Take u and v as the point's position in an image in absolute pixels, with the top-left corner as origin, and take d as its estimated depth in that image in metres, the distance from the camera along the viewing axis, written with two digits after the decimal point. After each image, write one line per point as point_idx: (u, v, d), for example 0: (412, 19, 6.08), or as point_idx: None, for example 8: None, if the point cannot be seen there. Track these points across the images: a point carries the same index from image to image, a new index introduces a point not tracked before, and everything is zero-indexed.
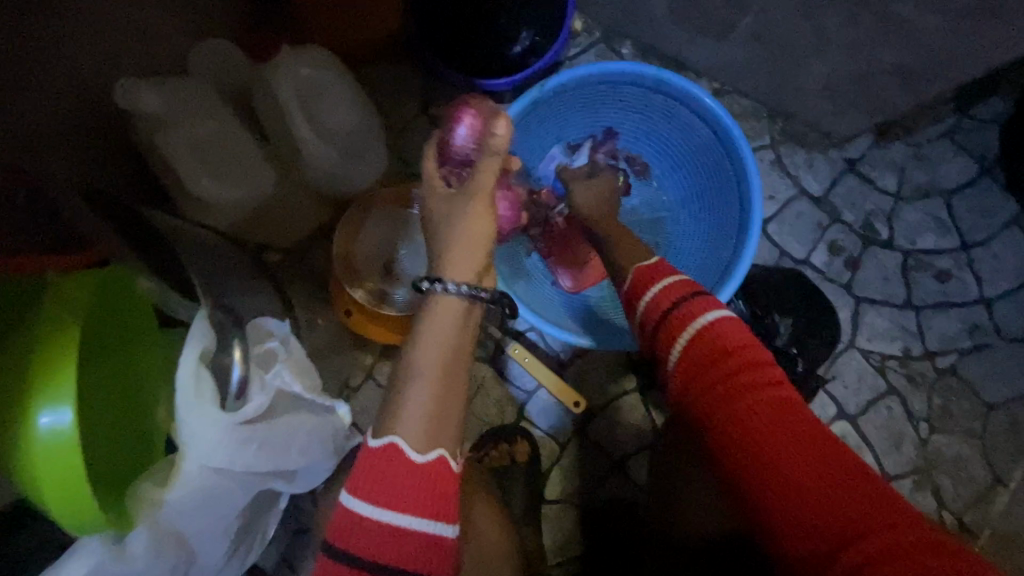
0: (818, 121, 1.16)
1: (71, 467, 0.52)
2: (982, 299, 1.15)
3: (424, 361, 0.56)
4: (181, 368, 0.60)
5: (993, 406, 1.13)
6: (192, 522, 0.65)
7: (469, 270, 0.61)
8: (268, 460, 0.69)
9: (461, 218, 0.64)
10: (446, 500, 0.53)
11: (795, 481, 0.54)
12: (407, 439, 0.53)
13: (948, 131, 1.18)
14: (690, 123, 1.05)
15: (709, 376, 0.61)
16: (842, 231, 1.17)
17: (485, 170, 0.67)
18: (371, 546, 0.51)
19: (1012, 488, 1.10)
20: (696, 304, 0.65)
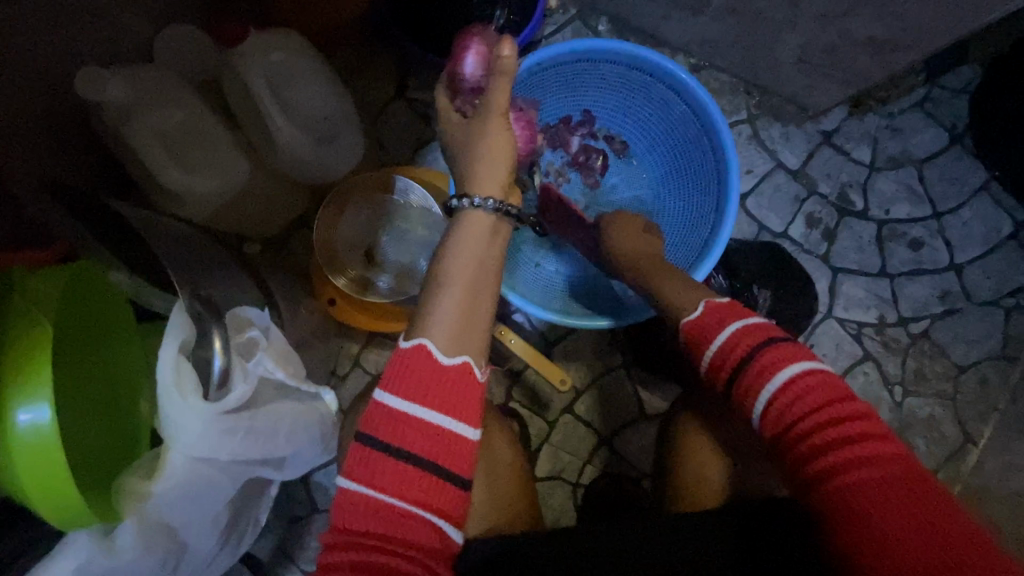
0: (794, 94, 1.17)
1: (53, 460, 0.51)
2: (953, 266, 1.18)
3: (456, 271, 0.61)
4: (160, 359, 0.61)
5: (964, 367, 1.17)
6: (181, 513, 0.66)
7: (494, 185, 0.66)
8: (255, 448, 0.69)
9: (480, 141, 0.67)
10: (469, 404, 0.59)
11: (870, 501, 0.55)
12: (436, 342, 0.59)
13: (920, 101, 1.20)
14: (668, 99, 1.05)
15: (806, 422, 0.61)
16: (818, 203, 1.19)
17: (496, 91, 0.66)
18: (400, 436, 0.57)
19: (982, 445, 1.15)
20: (784, 349, 0.65)
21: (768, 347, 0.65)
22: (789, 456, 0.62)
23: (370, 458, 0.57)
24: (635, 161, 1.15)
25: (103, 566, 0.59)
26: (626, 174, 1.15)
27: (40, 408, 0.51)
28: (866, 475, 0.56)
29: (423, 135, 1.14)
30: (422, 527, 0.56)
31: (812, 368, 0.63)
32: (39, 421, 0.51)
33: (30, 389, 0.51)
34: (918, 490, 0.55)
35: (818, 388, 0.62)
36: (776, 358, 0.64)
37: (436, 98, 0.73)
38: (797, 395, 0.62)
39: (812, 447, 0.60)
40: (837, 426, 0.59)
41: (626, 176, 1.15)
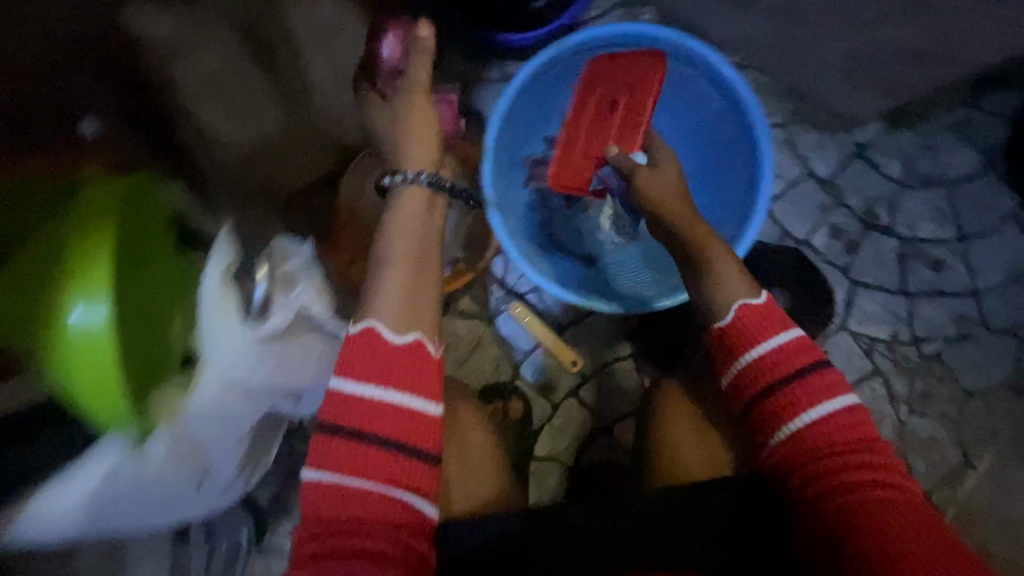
0: (831, 102, 1.16)
1: (100, 356, 0.57)
2: (972, 291, 1.18)
3: (395, 251, 0.70)
4: (207, 278, 0.68)
5: (971, 393, 1.17)
6: (204, 429, 0.70)
7: (425, 158, 0.76)
8: (281, 374, 0.73)
9: (409, 118, 0.77)
10: (426, 382, 0.68)
11: (886, 523, 0.62)
12: (384, 323, 0.68)
13: (957, 122, 1.19)
14: (707, 95, 1.05)
15: (824, 450, 0.68)
16: (844, 215, 1.18)
17: (416, 64, 0.78)
18: (366, 421, 0.65)
19: (981, 472, 1.15)
20: (822, 380, 0.70)
21: (809, 374, 0.70)
22: (811, 477, 0.67)
23: (337, 447, 0.65)
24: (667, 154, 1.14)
25: (132, 467, 0.67)
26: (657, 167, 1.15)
27: (95, 307, 0.56)
28: (873, 502, 0.64)
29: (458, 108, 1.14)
30: (397, 508, 0.64)
31: (844, 405, 0.69)
32: (93, 317, 0.56)
33: (86, 290, 0.56)
34: (915, 517, 0.62)
35: (843, 423, 0.68)
36: (817, 389, 0.69)
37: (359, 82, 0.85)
38: (834, 424, 0.68)
39: (824, 472, 0.67)
40: (860, 456, 0.67)
41: None
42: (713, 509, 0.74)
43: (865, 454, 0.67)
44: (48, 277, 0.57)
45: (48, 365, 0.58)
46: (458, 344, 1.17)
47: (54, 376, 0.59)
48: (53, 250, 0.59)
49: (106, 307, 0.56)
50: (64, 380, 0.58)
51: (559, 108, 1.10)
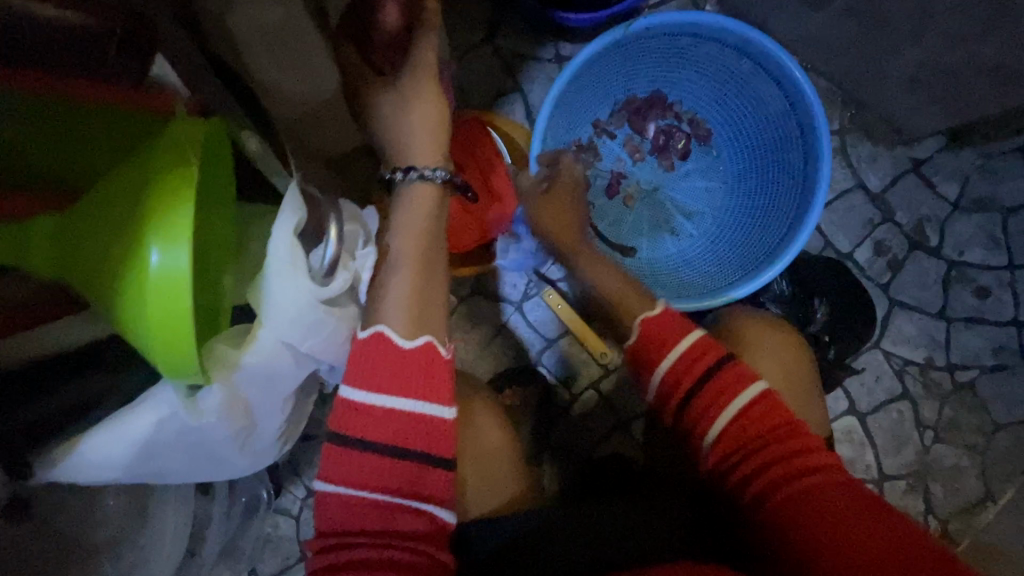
0: (893, 114, 1.12)
1: (175, 311, 0.44)
2: (1015, 322, 1.14)
3: (405, 251, 0.72)
4: (277, 239, 0.56)
5: (1001, 426, 1.14)
6: (257, 393, 0.61)
7: (434, 155, 0.78)
8: (335, 347, 0.67)
9: (416, 112, 0.77)
10: (441, 388, 0.66)
11: (830, 510, 0.60)
12: (394, 328, 0.67)
13: (1022, 146, 1.14)
14: (765, 95, 1.02)
15: (753, 451, 0.66)
16: (890, 231, 1.15)
17: (423, 46, 0.76)
18: (379, 430, 0.64)
19: (1000, 506, 1.13)
20: (729, 376, 0.69)
21: (716, 370, 0.69)
22: (749, 479, 0.66)
23: (350, 458, 0.64)
24: (715, 151, 1.12)
25: (186, 425, 0.56)
26: (704, 163, 1.13)
27: (175, 252, 0.44)
28: (815, 491, 0.62)
29: (506, 86, 1.12)
30: (418, 518, 0.64)
31: (755, 396, 0.68)
32: (174, 263, 0.44)
33: (171, 228, 0.44)
34: (861, 499, 0.61)
35: (761, 416, 0.67)
36: (728, 384, 0.69)
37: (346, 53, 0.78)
38: (754, 414, 0.67)
39: (758, 475, 0.65)
40: (793, 444, 0.66)
41: (704, 165, 1.13)
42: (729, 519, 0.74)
43: (791, 447, 0.65)
44: (129, 208, 0.45)
45: (121, 310, 0.47)
46: (482, 326, 1.17)
47: (127, 327, 0.47)
48: (135, 172, 0.47)
49: (187, 255, 0.43)
50: (144, 336, 0.46)
51: (613, 92, 1.10)
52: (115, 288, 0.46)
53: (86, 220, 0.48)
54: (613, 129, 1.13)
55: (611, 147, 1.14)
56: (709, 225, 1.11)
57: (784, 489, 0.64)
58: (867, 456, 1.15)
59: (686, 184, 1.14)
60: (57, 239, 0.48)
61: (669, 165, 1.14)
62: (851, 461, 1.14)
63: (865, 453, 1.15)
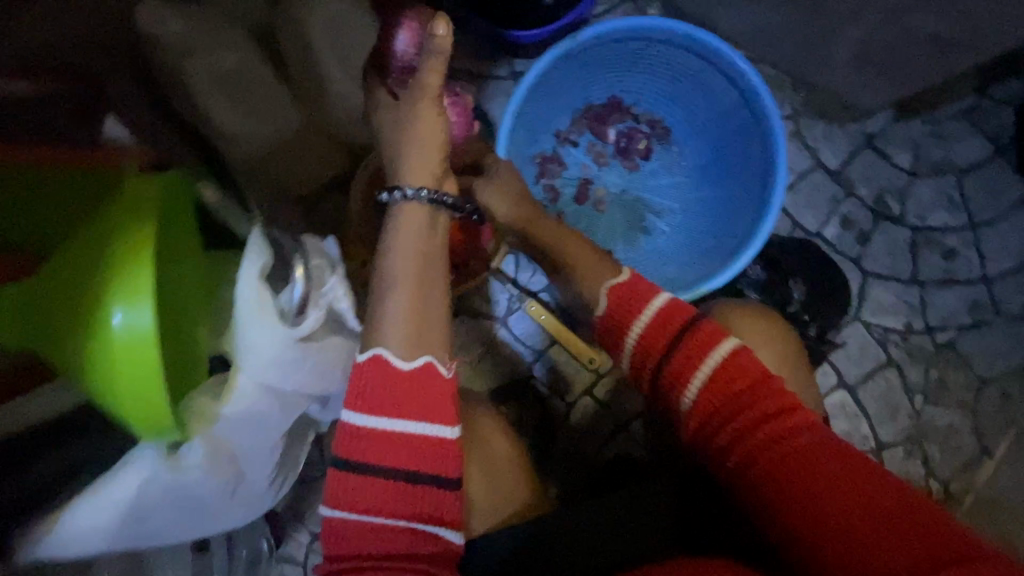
0: (842, 93, 1.16)
1: (147, 369, 0.44)
2: (984, 278, 1.17)
3: (399, 273, 0.68)
4: (242, 281, 0.57)
5: (987, 380, 1.17)
6: (243, 440, 0.61)
7: (427, 174, 0.72)
8: (325, 379, 0.66)
9: (411, 125, 0.71)
10: (441, 408, 0.66)
11: (805, 468, 0.62)
12: (392, 351, 0.66)
13: (966, 110, 1.18)
14: (717, 87, 1.05)
15: (731, 410, 0.68)
16: (855, 206, 1.18)
17: (427, 65, 0.73)
18: (380, 454, 0.64)
19: (998, 459, 1.15)
20: (699, 334, 0.71)
21: (685, 332, 0.72)
22: (727, 441, 0.68)
23: (353, 481, 0.64)
24: (676, 147, 1.15)
25: (169, 483, 0.56)
26: (667, 160, 1.15)
27: (141, 310, 0.43)
28: (791, 448, 0.63)
29: None
30: (425, 540, 0.64)
31: (727, 353, 0.70)
32: (138, 322, 0.43)
33: (131, 289, 0.44)
34: (833, 452, 0.63)
35: (736, 371, 0.69)
36: (700, 343, 0.71)
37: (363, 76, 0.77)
38: (728, 372, 0.69)
39: (731, 428, 0.67)
40: (768, 399, 0.67)
41: (667, 162, 1.15)
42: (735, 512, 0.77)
43: (768, 404, 0.66)
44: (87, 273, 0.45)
45: (87, 377, 0.46)
46: (469, 344, 1.17)
47: (96, 394, 0.47)
48: (88, 239, 0.47)
49: (151, 312, 0.43)
50: (112, 399, 0.45)
51: (569, 102, 1.12)
52: (78, 355, 0.46)
53: (48, 290, 0.47)
54: (573, 138, 1.15)
55: (575, 155, 1.16)
56: (681, 219, 1.13)
57: (762, 448, 0.65)
58: (862, 427, 1.16)
59: (653, 183, 1.16)
60: (18, 312, 0.48)
61: (633, 166, 1.16)
62: (848, 434, 1.15)
63: (860, 424, 1.16)
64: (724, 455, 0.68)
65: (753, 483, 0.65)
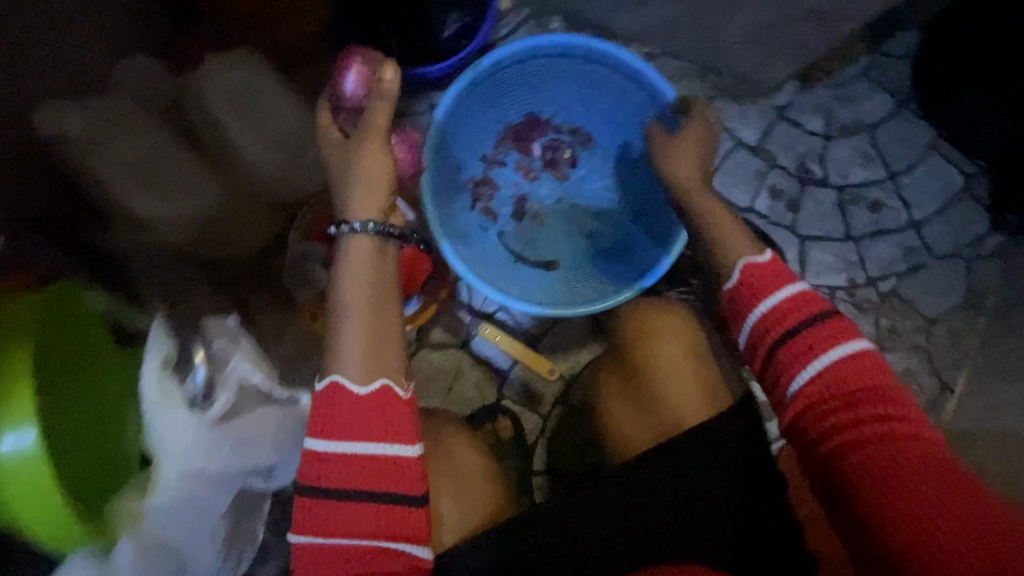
0: (746, 73, 1.20)
1: (34, 480, 0.58)
2: (912, 224, 1.22)
3: (350, 300, 0.73)
4: (144, 377, 0.68)
5: (934, 320, 1.21)
6: (174, 526, 0.72)
7: (373, 208, 0.76)
8: (250, 452, 0.75)
9: (358, 164, 0.76)
10: (400, 428, 0.68)
11: (903, 467, 0.60)
12: (348, 376, 0.69)
13: (865, 69, 1.23)
14: (624, 89, 1.08)
15: (837, 404, 0.67)
16: (780, 176, 1.23)
17: (375, 109, 0.75)
18: (342, 475, 0.66)
19: (958, 392, 1.19)
20: (827, 328, 0.71)
21: (816, 325, 0.71)
22: (824, 431, 0.67)
23: (319, 505, 0.66)
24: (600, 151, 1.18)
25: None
26: (594, 164, 1.19)
27: (23, 434, 0.57)
28: (888, 448, 0.62)
29: None
30: (392, 558, 0.66)
31: (851, 354, 0.69)
32: (22, 445, 0.57)
33: (13, 416, 0.57)
34: (933, 465, 0.60)
35: (850, 371, 0.68)
36: (825, 336, 0.70)
37: (318, 112, 0.81)
38: (844, 370, 0.68)
39: (833, 423, 0.66)
40: (874, 401, 0.66)
41: (595, 166, 1.18)
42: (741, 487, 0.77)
43: (877, 407, 0.65)
44: None
45: None
46: (437, 374, 1.19)
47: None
48: None
49: (30, 435, 0.57)
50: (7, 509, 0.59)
51: (489, 126, 1.15)
52: None
53: None
54: (500, 159, 1.18)
55: (504, 174, 1.18)
56: (619, 218, 1.16)
57: (861, 443, 0.64)
58: None
59: (585, 189, 1.19)
60: None
61: (563, 176, 1.19)
62: None
63: None
64: (817, 443, 0.68)
65: (840, 471, 0.64)
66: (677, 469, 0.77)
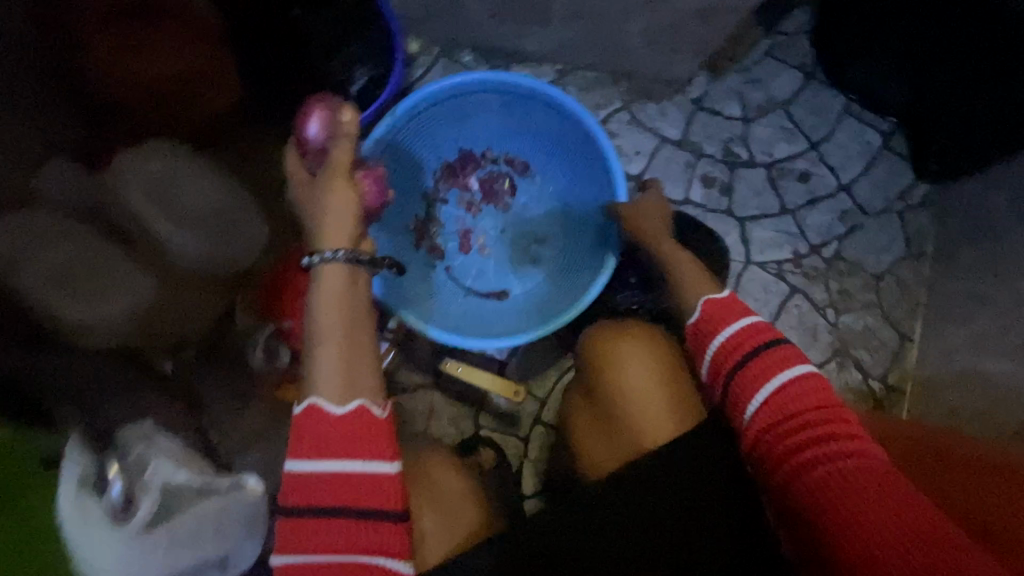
0: (656, 73, 1.25)
1: None
2: (842, 188, 1.26)
3: (324, 322, 0.75)
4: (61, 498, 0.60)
5: (881, 275, 1.25)
6: None
7: (342, 237, 0.81)
8: (184, 557, 0.65)
9: (328, 199, 0.82)
10: (378, 445, 0.69)
11: (853, 488, 0.60)
12: (325, 397, 0.70)
13: (768, 51, 1.28)
14: (541, 113, 1.09)
15: (788, 430, 0.68)
16: (709, 164, 1.26)
17: (339, 148, 0.86)
18: (318, 494, 0.66)
19: (917, 340, 1.23)
20: (771, 356, 0.74)
21: (761, 352, 0.74)
22: (778, 457, 0.68)
23: (302, 525, 0.66)
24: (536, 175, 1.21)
25: None
26: (533, 191, 1.21)
27: None
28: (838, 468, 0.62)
29: None
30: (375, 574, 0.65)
31: (797, 377, 0.71)
32: None
33: None
34: (882, 483, 0.60)
35: (798, 396, 0.70)
36: (772, 363, 0.73)
37: (286, 157, 0.90)
38: (792, 396, 0.70)
39: (787, 448, 0.67)
40: (823, 423, 0.67)
41: (534, 193, 1.21)
42: (715, 471, 0.79)
43: (826, 428, 0.66)
44: None
45: None
46: (413, 416, 1.20)
47: None
48: None
49: None
50: None
51: (423, 167, 1.17)
52: None
53: None
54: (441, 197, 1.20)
55: (448, 212, 1.21)
56: (564, 238, 1.19)
57: (812, 466, 0.64)
58: None
59: (528, 215, 1.21)
60: None
61: (504, 207, 1.22)
62: None
63: None
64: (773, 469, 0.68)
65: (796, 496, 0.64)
66: (651, 466, 0.78)
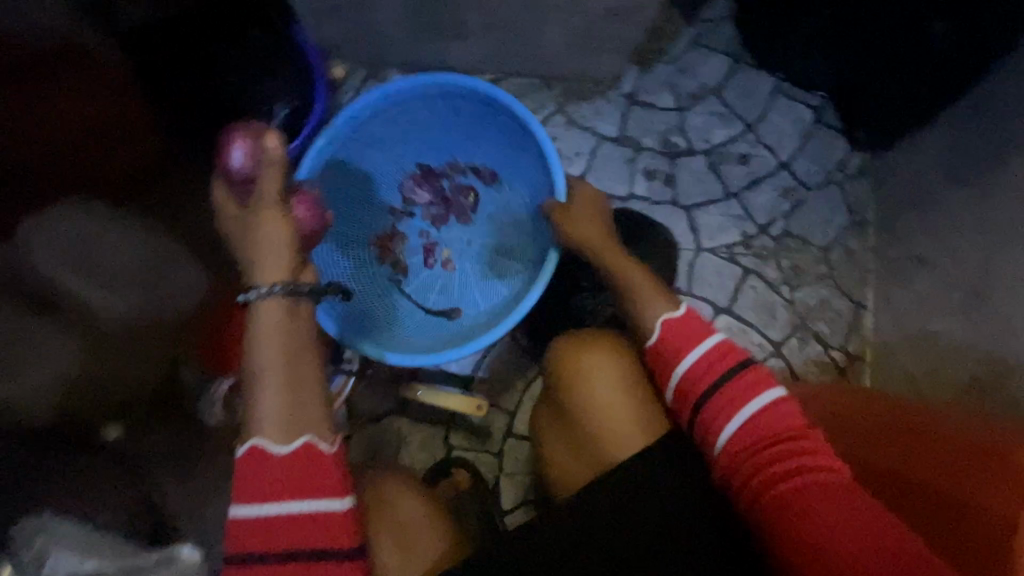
0: (584, 73, 1.25)
1: None
2: (782, 165, 1.28)
3: (264, 360, 0.71)
4: None
5: (829, 247, 1.26)
6: None
7: (277, 270, 0.76)
8: None
9: (259, 231, 0.77)
10: (327, 483, 0.67)
11: (823, 509, 0.60)
12: (267, 438, 0.67)
13: (692, 39, 1.30)
14: (479, 111, 1.05)
15: (761, 453, 0.67)
16: (650, 157, 1.27)
17: (267, 177, 0.80)
18: (265, 539, 0.64)
19: (871, 306, 1.25)
20: (747, 378, 0.73)
21: (735, 374, 0.73)
22: (750, 481, 0.67)
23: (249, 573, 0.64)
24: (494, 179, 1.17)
25: None
26: (498, 198, 1.18)
27: None
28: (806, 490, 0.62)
29: None
30: None
31: (772, 401, 0.71)
32: None
33: None
34: (851, 503, 0.60)
35: (770, 420, 0.69)
36: (746, 386, 0.72)
37: (212, 190, 0.84)
38: (765, 420, 0.69)
39: (758, 470, 0.67)
40: (793, 444, 0.67)
41: (499, 200, 1.18)
42: (682, 467, 0.76)
43: (798, 451, 0.66)
44: None
45: None
46: (381, 446, 1.17)
47: None
48: None
49: None
50: None
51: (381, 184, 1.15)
52: None
53: None
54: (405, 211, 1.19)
55: (412, 225, 1.20)
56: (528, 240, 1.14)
57: (782, 488, 0.64)
58: (755, 338, 1.23)
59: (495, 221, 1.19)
60: None
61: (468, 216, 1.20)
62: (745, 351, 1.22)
63: (751, 336, 1.23)
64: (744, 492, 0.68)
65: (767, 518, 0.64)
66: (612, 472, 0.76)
